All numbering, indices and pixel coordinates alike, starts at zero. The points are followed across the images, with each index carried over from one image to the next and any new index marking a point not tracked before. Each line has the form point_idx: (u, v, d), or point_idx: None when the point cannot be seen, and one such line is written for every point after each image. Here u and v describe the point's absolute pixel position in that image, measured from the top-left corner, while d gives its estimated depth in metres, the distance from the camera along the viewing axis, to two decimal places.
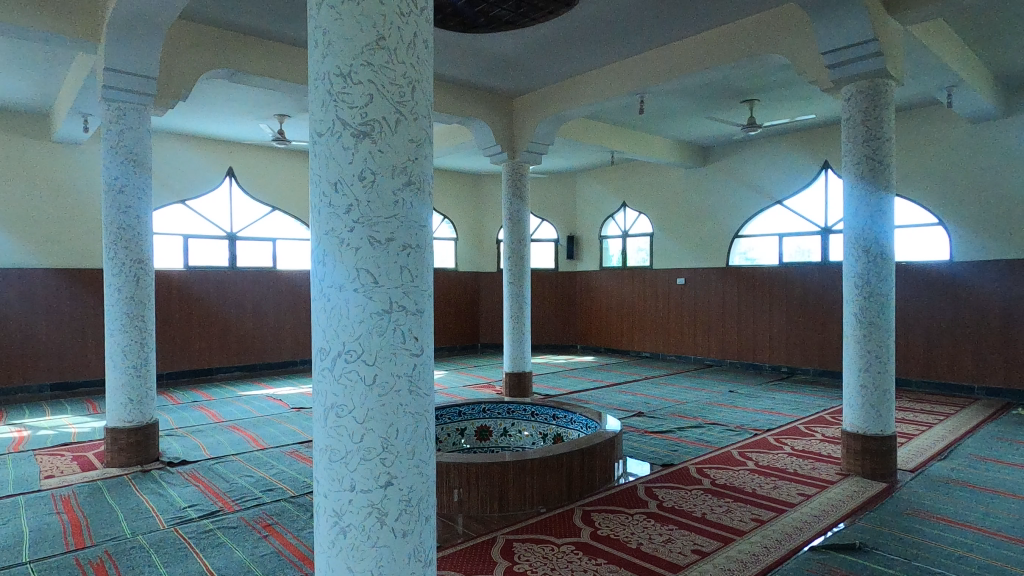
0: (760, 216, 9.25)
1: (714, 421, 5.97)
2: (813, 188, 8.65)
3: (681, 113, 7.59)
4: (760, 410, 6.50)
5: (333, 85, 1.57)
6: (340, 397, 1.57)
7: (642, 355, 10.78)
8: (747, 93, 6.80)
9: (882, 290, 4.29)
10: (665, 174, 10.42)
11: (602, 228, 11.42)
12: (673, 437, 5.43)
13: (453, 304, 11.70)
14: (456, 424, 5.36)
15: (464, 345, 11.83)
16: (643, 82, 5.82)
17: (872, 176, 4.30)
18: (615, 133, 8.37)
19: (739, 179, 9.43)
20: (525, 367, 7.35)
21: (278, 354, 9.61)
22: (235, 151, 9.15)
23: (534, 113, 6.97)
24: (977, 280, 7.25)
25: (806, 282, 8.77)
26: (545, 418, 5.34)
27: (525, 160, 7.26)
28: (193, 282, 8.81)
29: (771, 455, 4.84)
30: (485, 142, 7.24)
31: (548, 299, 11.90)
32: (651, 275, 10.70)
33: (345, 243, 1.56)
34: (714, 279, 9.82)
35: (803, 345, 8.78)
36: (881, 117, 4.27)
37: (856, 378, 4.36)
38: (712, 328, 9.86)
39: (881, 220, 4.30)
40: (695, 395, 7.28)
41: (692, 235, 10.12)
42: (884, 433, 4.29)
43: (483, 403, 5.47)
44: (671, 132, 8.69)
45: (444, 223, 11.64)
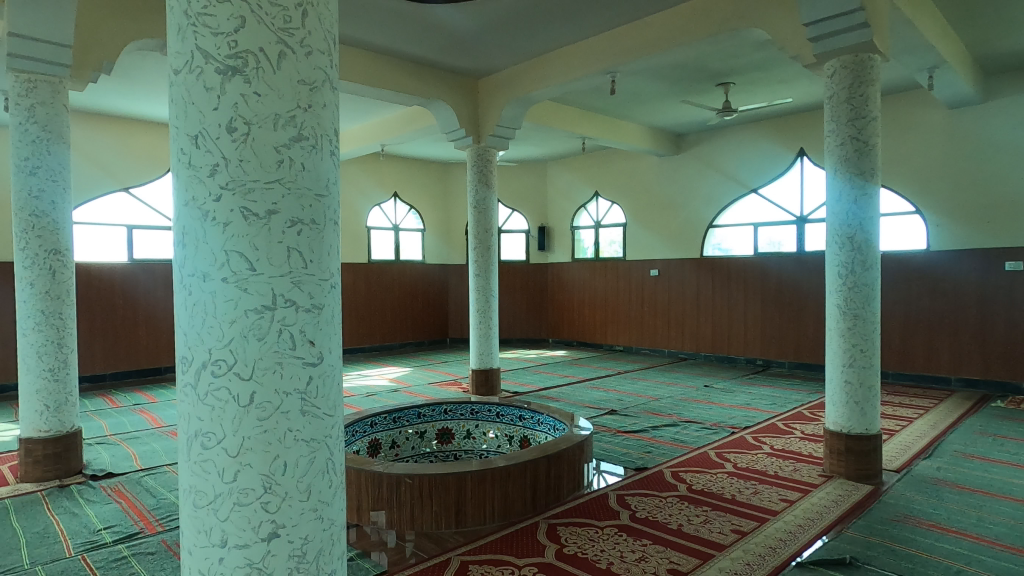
0: (735, 206, 9.00)
1: (689, 419, 5.68)
2: (789, 176, 8.42)
3: (653, 97, 7.27)
4: (737, 406, 6.24)
5: (191, 5, 1.17)
6: (206, 422, 1.18)
7: (615, 348, 10.51)
8: (723, 74, 6.51)
9: (866, 279, 4.01)
10: (638, 163, 10.13)
11: (574, 218, 11.11)
12: (647, 437, 5.12)
13: (421, 298, 11.29)
14: (416, 427, 4.97)
15: (431, 340, 11.43)
16: (614, 60, 5.47)
17: (857, 158, 4.01)
18: (586, 119, 8.02)
19: (714, 167, 9.18)
20: (492, 363, 6.98)
21: None
22: None
23: (500, 95, 6.58)
24: (955, 270, 7.09)
25: (781, 273, 8.56)
26: (512, 418, 4.97)
27: (491, 145, 6.86)
28: (138, 276, 8.26)
29: (749, 456, 4.56)
30: (449, 125, 6.84)
31: (518, 292, 11.55)
32: (624, 266, 10.41)
33: (209, 215, 1.17)
34: (689, 271, 9.55)
35: (779, 338, 8.58)
36: (866, 94, 3.99)
37: (839, 374, 4.09)
38: (686, 321, 9.61)
39: (867, 205, 4.01)
40: (670, 391, 7.00)
41: (665, 225, 9.85)
42: (869, 431, 4.03)
43: (444, 404, 5.08)
44: (644, 118, 8.38)
45: (410, 213, 11.19)
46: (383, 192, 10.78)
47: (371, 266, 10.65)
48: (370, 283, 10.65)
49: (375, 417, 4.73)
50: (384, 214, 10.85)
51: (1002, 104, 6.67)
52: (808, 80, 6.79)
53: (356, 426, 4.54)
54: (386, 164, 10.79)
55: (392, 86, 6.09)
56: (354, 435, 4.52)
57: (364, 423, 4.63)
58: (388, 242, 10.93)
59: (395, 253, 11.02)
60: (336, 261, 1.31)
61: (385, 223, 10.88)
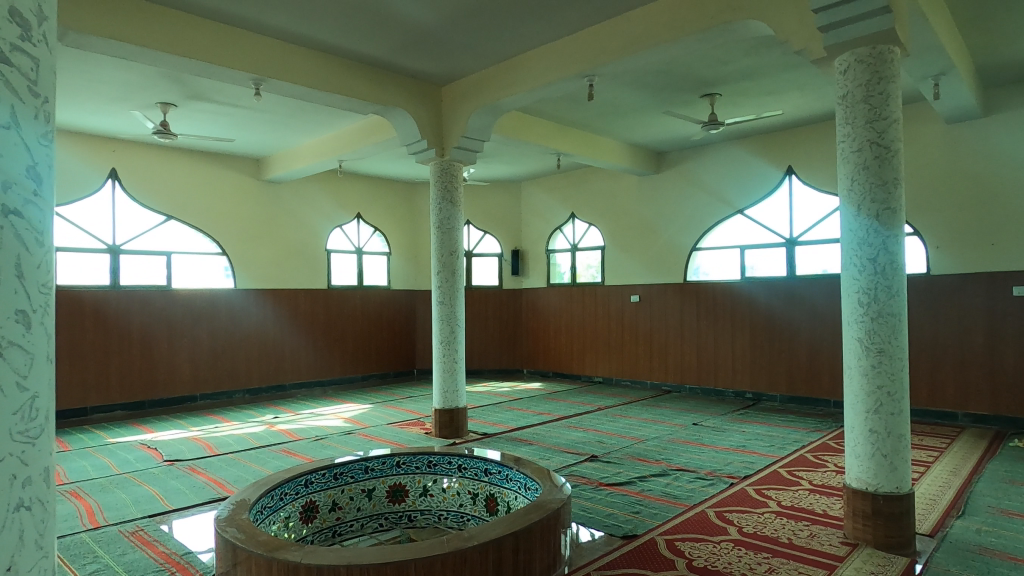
0: (720, 227, 8.45)
1: (680, 467, 4.98)
2: (777, 196, 7.90)
3: (634, 109, 6.72)
4: (732, 448, 5.57)
5: None
6: None
7: (594, 380, 9.82)
8: (710, 82, 5.98)
9: (893, 308, 3.39)
10: (616, 182, 9.57)
11: (550, 241, 10.50)
12: (634, 492, 4.39)
13: (386, 326, 10.49)
14: (362, 484, 4.19)
15: (397, 372, 10.61)
16: (592, 62, 4.88)
17: (879, 166, 3.41)
18: (561, 132, 7.43)
19: (698, 187, 8.65)
20: (458, 403, 6.23)
21: (172, 389, 8.17)
22: (122, 150, 7.84)
23: (466, 103, 5.95)
24: (958, 296, 6.56)
25: (771, 299, 7.98)
26: (476, 473, 4.19)
27: (457, 159, 6.22)
28: (65, 304, 7.36)
29: (755, 517, 3.86)
30: (410, 136, 6.17)
31: (491, 320, 10.83)
32: (602, 292, 9.78)
33: None
34: (672, 297, 8.94)
35: (770, 369, 7.97)
36: (886, 92, 3.41)
37: (863, 421, 3.44)
38: (669, 351, 8.97)
39: (892, 220, 3.40)
40: (656, 430, 6.31)
41: (646, 248, 9.27)
42: (900, 490, 3.37)
43: (396, 455, 4.31)
44: (623, 133, 7.83)
45: (375, 235, 10.45)
46: (346, 213, 10.05)
47: (331, 293, 9.84)
48: (330, 311, 9.84)
49: (311, 474, 3.92)
50: (347, 237, 10.10)
51: (1004, 119, 6.26)
52: (799, 91, 6.30)
53: (286, 487, 3.71)
54: (348, 183, 10.08)
55: (343, 91, 5.42)
56: (283, 498, 3.70)
57: (297, 482, 3.81)
58: (350, 266, 10.14)
59: (358, 278, 10.23)
60: (29, 299, 0.82)
61: (347, 245, 10.11)
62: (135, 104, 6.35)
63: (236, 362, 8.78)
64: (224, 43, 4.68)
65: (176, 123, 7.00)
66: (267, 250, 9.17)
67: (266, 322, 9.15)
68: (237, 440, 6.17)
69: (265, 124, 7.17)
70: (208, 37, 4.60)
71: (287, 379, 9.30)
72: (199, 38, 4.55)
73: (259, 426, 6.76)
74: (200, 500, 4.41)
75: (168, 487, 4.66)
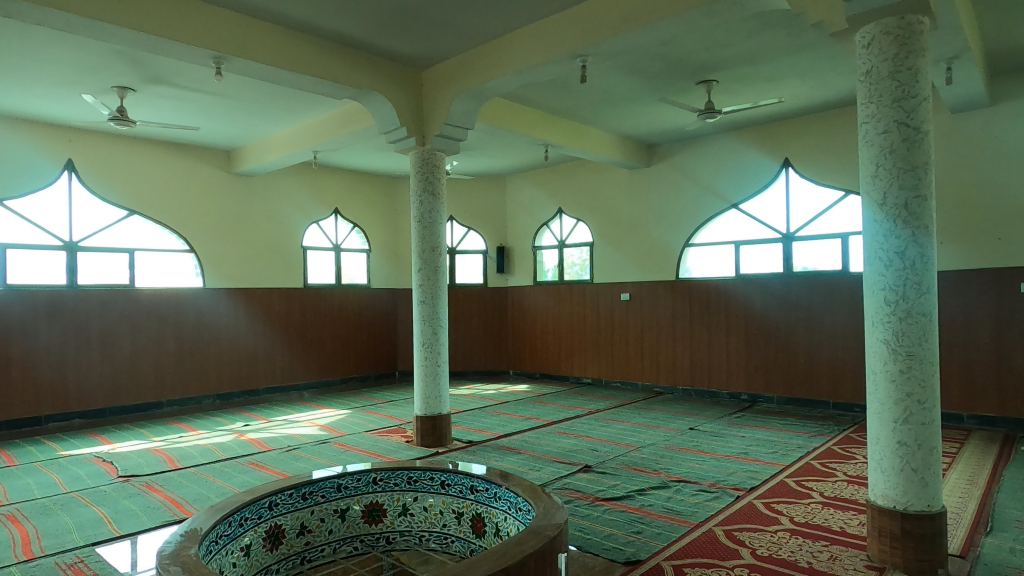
0: (714, 222, 8.13)
1: (682, 478, 4.62)
2: (773, 189, 7.60)
3: (627, 96, 6.36)
4: (732, 455, 5.25)
5: None
6: None
7: (583, 381, 9.48)
8: (709, 67, 5.63)
9: (923, 307, 3.05)
10: (605, 176, 9.23)
11: (536, 238, 10.12)
12: (633, 508, 4.03)
13: (366, 327, 10.05)
14: (335, 504, 3.78)
15: (378, 375, 10.18)
16: (585, 41, 4.50)
17: (907, 149, 3.07)
18: (549, 122, 7.04)
19: (691, 181, 8.33)
20: (441, 409, 5.84)
21: (135, 395, 7.68)
22: (80, 140, 7.32)
23: (449, 87, 5.54)
24: (964, 293, 6.30)
25: (766, 296, 7.67)
26: (460, 490, 3.78)
27: (438, 148, 5.81)
28: (15, 308, 6.83)
29: (767, 536, 3.52)
30: (388, 123, 5.75)
31: (475, 320, 10.42)
32: (591, 291, 9.42)
33: None
34: (663, 295, 8.61)
35: (765, 370, 7.68)
36: (916, 68, 3.07)
37: (890, 433, 3.11)
38: (661, 351, 8.64)
39: (922, 210, 3.07)
40: (651, 436, 5.96)
41: (636, 244, 8.93)
42: (931, 509, 3.03)
43: (373, 471, 3.88)
44: (613, 124, 7.48)
45: (353, 232, 10.00)
46: (323, 208, 9.60)
47: (307, 292, 9.38)
48: (306, 312, 9.37)
49: (275, 495, 3.50)
50: (324, 233, 9.64)
51: (1011, 108, 6.00)
52: (799, 78, 6.00)
53: (246, 512, 3.29)
54: (325, 176, 9.61)
55: (314, 72, 4.99)
56: (243, 525, 3.27)
57: (259, 505, 3.39)
58: (328, 264, 9.69)
59: (336, 276, 9.78)
60: None
61: (324, 242, 9.64)
62: (88, 87, 5.85)
63: (205, 365, 8.29)
64: (179, 15, 4.22)
65: (136, 109, 6.51)
66: (238, 247, 8.68)
67: (237, 324, 8.67)
68: (202, 451, 5.71)
69: (233, 111, 6.71)
70: (160, 9, 4.14)
71: (260, 383, 8.83)
72: (152, 9, 4.09)
73: (228, 436, 6.30)
74: (153, 524, 3.95)
75: (119, 509, 4.20)
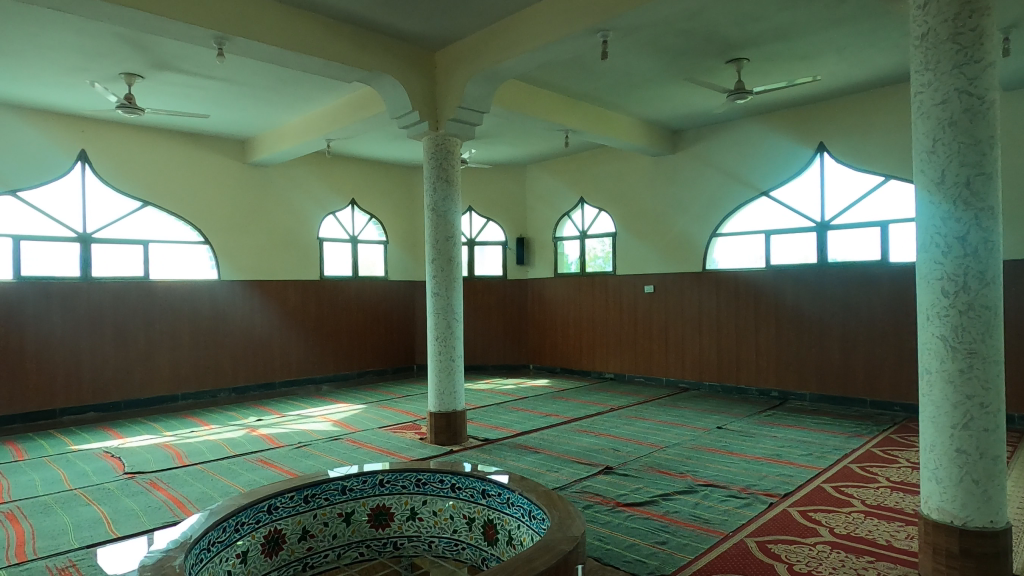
0: (744, 210, 7.75)
1: (709, 482, 4.32)
2: (807, 175, 7.20)
3: (651, 77, 6.02)
4: (764, 457, 4.93)
5: None
6: None
7: (605, 376, 9.19)
8: (739, 43, 5.28)
9: (986, 298, 2.72)
10: (628, 164, 8.89)
11: (557, 228, 9.84)
12: (657, 515, 3.75)
13: (383, 320, 9.88)
14: (339, 507, 3.58)
15: (396, 369, 10.01)
16: (605, 14, 4.19)
17: (969, 120, 2.72)
18: (569, 106, 6.74)
19: (719, 168, 7.95)
20: (456, 406, 5.61)
21: (150, 389, 7.60)
22: (93, 130, 7.23)
23: (462, 68, 5.27)
24: (1016, 285, 5.85)
25: (800, 288, 7.27)
26: (472, 494, 3.55)
27: (453, 133, 5.55)
28: (27, 301, 6.76)
29: (804, 550, 3.21)
30: (400, 107, 5.51)
31: (495, 313, 10.16)
32: (613, 283, 9.11)
33: None
34: (689, 287, 8.27)
35: (798, 366, 7.30)
36: (981, 29, 2.72)
37: (946, 439, 2.78)
38: (686, 345, 8.30)
39: (986, 189, 2.73)
40: (676, 435, 5.67)
41: (661, 234, 8.58)
42: (994, 525, 2.71)
43: (379, 473, 3.67)
44: (637, 108, 7.15)
45: (370, 223, 9.82)
46: (340, 199, 9.43)
47: (323, 284, 9.22)
48: (322, 304, 9.22)
49: (275, 498, 3.30)
50: (341, 224, 9.48)
51: None
52: (837, 55, 5.60)
53: (242, 516, 3.10)
54: (341, 166, 9.44)
55: (321, 54, 4.76)
56: (238, 531, 3.08)
57: (257, 509, 3.20)
58: (344, 256, 9.52)
59: (352, 268, 9.61)
60: None
61: (341, 234, 9.48)
62: (96, 74, 5.71)
63: (220, 358, 8.19)
64: None
65: (145, 97, 6.37)
66: (254, 238, 8.55)
67: (253, 317, 8.54)
68: (211, 447, 5.56)
69: (243, 98, 6.53)
70: None
71: (276, 376, 8.71)
72: None
73: (239, 431, 6.16)
74: (152, 525, 3.78)
75: (119, 508, 4.04)
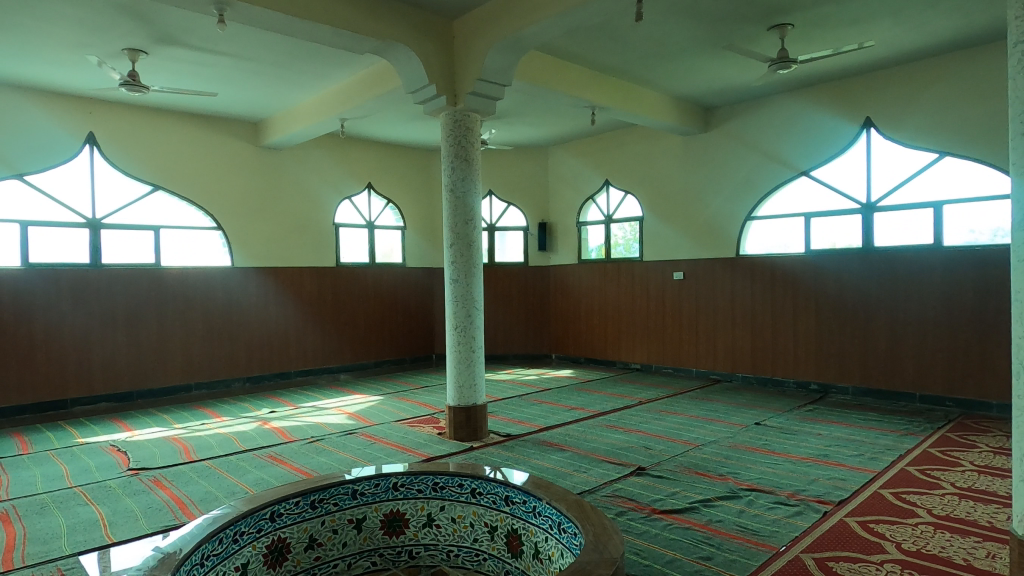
0: (781, 192, 7.28)
1: (754, 486, 3.94)
2: (852, 153, 6.70)
3: (685, 46, 5.57)
4: (810, 458, 4.53)
5: None
6: None
7: (631, 367, 8.82)
8: (785, 6, 4.81)
9: None
10: (656, 144, 8.45)
11: (581, 213, 9.43)
12: (698, 524, 3.39)
13: (401, 308, 9.59)
14: (349, 513, 3.28)
15: (414, 358, 9.74)
16: None
17: None
18: (595, 80, 6.31)
19: (754, 147, 7.48)
20: (476, 399, 5.29)
21: (163, 379, 7.41)
22: (101, 112, 6.99)
23: (482, 37, 4.88)
24: None
25: (843, 274, 6.79)
26: (494, 500, 3.21)
27: (472, 108, 5.18)
28: (36, 289, 6.55)
29: (870, 570, 2.82)
30: (416, 80, 5.14)
31: (516, 301, 9.81)
32: (640, 269, 8.70)
33: None
34: (721, 273, 7.84)
35: (839, 357, 6.84)
36: None
37: None
38: (718, 334, 7.88)
39: None
40: (712, 432, 5.29)
41: (692, 217, 8.13)
42: None
43: (393, 476, 3.35)
44: (668, 82, 6.70)
45: (387, 208, 9.51)
46: (356, 182, 9.13)
47: (339, 271, 8.94)
48: (338, 292, 8.95)
49: (279, 505, 3.00)
50: (358, 210, 9.19)
51: None
52: (892, 18, 5.11)
53: (242, 525, 2.80)
54: (357, 149, 9.13)
55: (330, 21, 4.40)
56: (236, 542, 2.78)
57: (259, 516, 2.90)
58: (361, 242, 9.23)
59: (369, 255, 9.32)
60: None
61: (357, 219, 9.19)
62: (98, 49, 5.43)
63: (234, 347, 7.96)
64: None
65: (151, 74, 6.08)
66: (268, 224, 8.29)
67: (268, 305, 8.31)
68: (220, 441, 5.32)
69: (252, 75, 6.21)
70: None
71: (292, 366, 8.49)
72: None
73: (251, 424, 5.91)
74: (151, 528, 3.52)
75: (118, 509, 3.79)
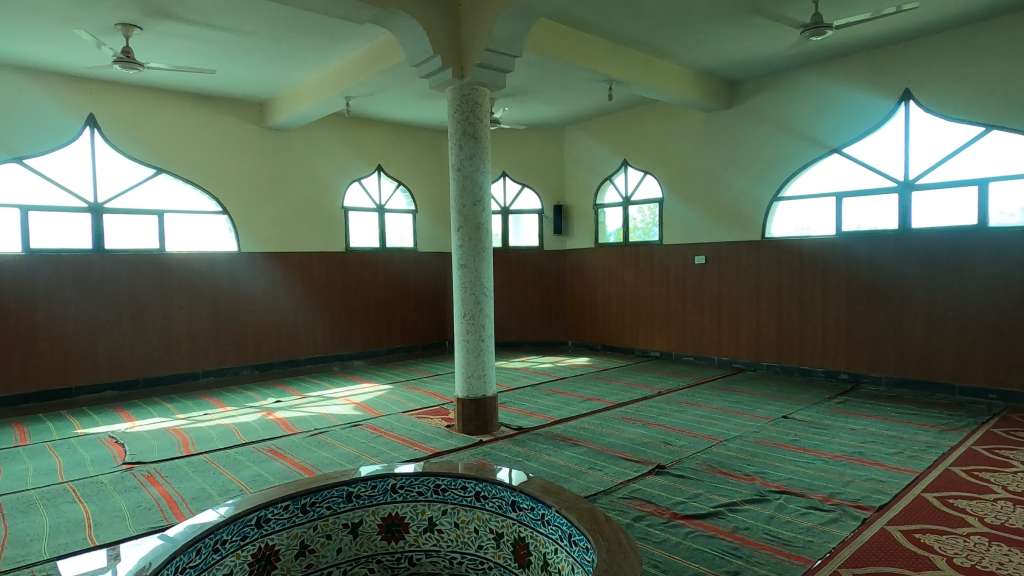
0: (811, 170, 6.87)
1: (783, 488, 3.64)
2: (888, 128, 6.27)
3: (709, 12, 5.17)
4: (844, 456, 4.20)
5: None
6: None
7: (649, 355, 8.50)
8: None
9: None
10: (677, 122, 8.05)
11: (598, 195, 9.08)
12: (723, 532, 3.10)
13: (413, 294, 9.35)
14: (344, 517, 3.04)
15: (427, 345, 9.52)
16: None
17: None
18: (612, 51, 5.93)
19: (782, 123, 7.05)
20: (486, 391, 5.03)
21: (169, 366, 7.26)
22: (101, 93, 6.78)
23: (490, 3, 4.54)
24: None
25: (877, 257, 6.38)
26: (499, 505, 2.95)
27: (480, 81, 4.85)
28: (38, 277, 6.40)
29: None
30: (419, 52, 4.82)
31: (531, 286, 9.51)
32: (659, 253, 8.34)
33: None
34: (745, 257, 7.46)
35: (872, 346, 6.45)
36: None
37: None
38: (741, 321, 7.53)
39: None
40: (736, 426, 4.97)
41: (715, 197, 7.74)
42: None
43: (391, 477, 3.09)
44: (690, 53, 6.30)
45: (397, 190, 9.24)
46: (365, 164, 8.87)
47: (349, 256, 8.71)
48: (348, 277, 8.72)
49: (266, 510, 2.77)
50: (367, 193, 8.93)
51: None
52: None
53: (224, 534, 2.57)
54: (365, 130, 8.85)
55: None
56: (217, 552, 2.55)
57: (243, 523, 2.67)
58: (371, 226, 8.99)
59: (380, 239, 9.07)
60: None
61: (367, 202, 8.94)
62: (90, 24, 5.19)
63: (241, 334, 7.79)
64: None
65: (148, 51, 5.83)
66: (275, 208, 8.07)
67: (276, 291, 8.11)
68: (221, 433, 5.13)
69: (251, 51, 5.94)
70: None
71: (301, 353, 8.32)
72: None
73: (254, 414, 5.72)
74: (137, 529, 3.32)
75: (105, 508, 3.60)
